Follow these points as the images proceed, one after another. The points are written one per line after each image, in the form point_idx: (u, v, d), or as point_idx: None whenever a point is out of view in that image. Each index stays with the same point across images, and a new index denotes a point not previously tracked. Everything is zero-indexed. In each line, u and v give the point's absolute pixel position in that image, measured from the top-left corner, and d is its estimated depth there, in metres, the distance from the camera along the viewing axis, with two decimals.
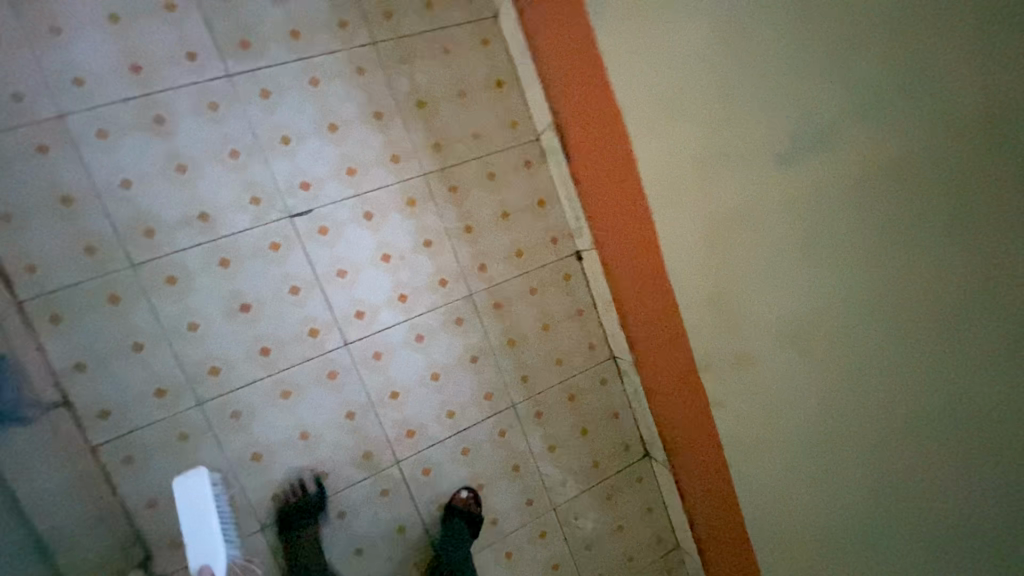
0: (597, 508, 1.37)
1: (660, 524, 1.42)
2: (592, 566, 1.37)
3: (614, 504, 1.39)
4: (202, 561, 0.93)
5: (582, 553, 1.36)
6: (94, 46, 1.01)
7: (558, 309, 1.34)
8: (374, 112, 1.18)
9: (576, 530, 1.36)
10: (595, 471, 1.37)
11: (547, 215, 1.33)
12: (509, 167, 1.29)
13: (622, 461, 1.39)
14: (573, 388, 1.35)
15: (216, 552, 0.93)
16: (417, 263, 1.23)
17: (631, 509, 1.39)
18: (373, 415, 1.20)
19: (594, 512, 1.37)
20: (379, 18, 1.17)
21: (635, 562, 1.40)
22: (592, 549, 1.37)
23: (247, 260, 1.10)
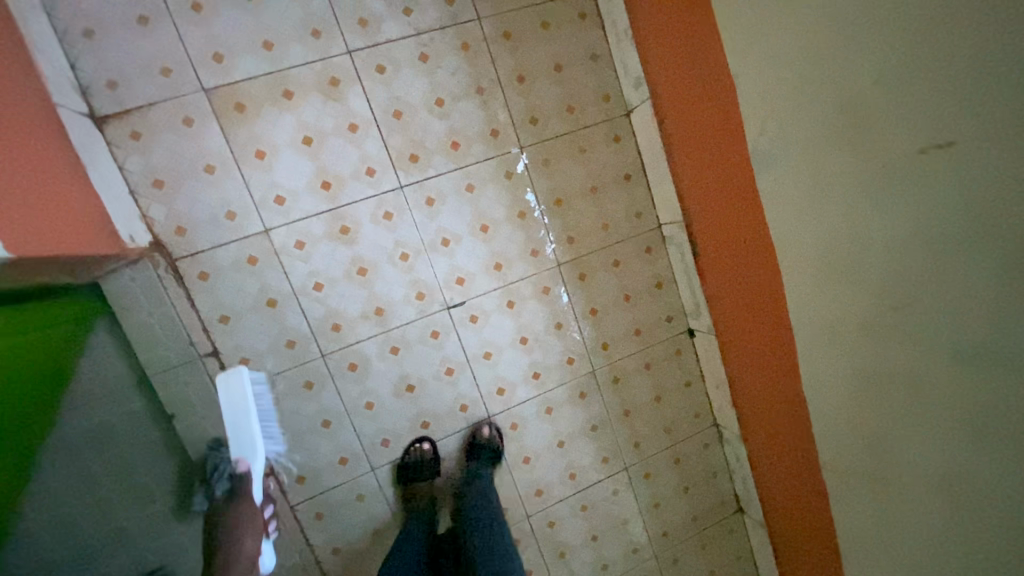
0: (693, 556, 1.53)
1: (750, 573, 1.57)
2: None
3: (710, 553, 1.55)
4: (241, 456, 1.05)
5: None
6: (292, 167, 1.13)
7: (671, 382, 1.46)
8: (520, 212, 1.29)
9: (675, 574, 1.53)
10: (693, 524, 1.53)
11: (666, 296, 1.42)
12: (633, 255, 1.39)
13: (718, 516, 1.53)
14: (680, 452, 1.48)
15: (252, 449, 1.05)
16: (550, 344, 1.35)
17: (724, 557, 1.55)
18: (510, 477, 1.36)
19: (691, 558, 1.53)
20: (527, 123, 1.26)
21: None
22: None
23: (412, 347, 1.25)
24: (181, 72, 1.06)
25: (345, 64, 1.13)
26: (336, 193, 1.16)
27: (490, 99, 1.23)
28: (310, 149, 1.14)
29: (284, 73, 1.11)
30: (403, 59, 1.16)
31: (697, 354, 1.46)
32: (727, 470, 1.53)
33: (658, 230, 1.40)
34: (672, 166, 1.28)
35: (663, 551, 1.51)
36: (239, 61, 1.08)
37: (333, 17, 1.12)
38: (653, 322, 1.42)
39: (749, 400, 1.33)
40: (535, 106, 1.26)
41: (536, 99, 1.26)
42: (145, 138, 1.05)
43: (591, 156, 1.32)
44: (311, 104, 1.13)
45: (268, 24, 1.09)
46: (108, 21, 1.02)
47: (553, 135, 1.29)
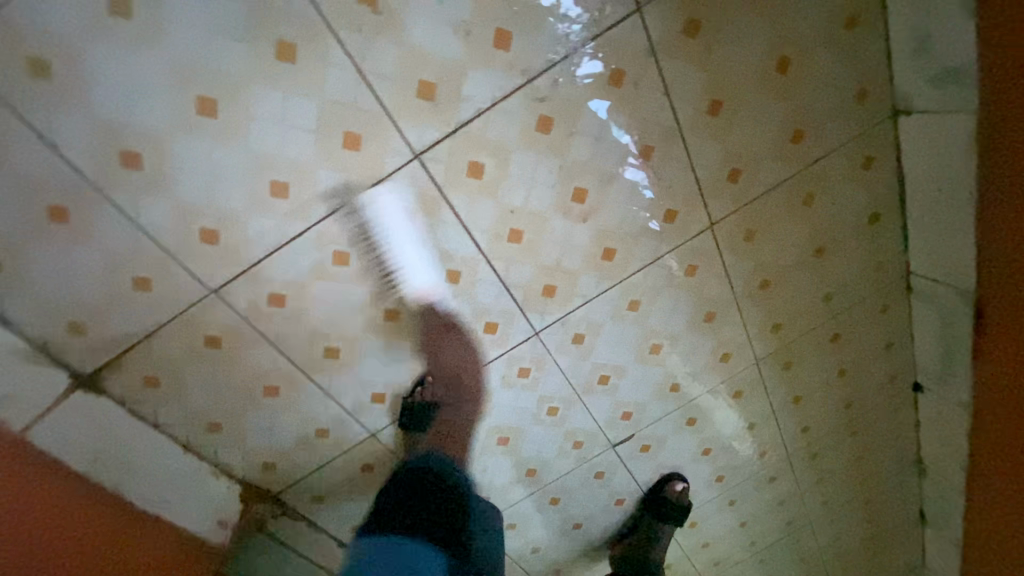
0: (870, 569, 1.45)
1: None
2: None
3: (888, 565, 1.45)
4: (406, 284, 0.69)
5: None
6: (379, 355, 0.74)
7: (876, 440, 1.17)
8: (707, 313, 0.86)
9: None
10: (873, 552, 1.41)
11: (894, 358, 1.03)
12: (860, 321, 0.95)
13: (906, 539, 1.39)
14: (872, 497, 1.28)
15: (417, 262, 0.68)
16: (738, 445, 1.05)
17: (905, 567, 1.45)
18: (689, 564, 1.24)
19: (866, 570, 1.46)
20: (724, 185, 0.73)
21: None
22: None
23: (575, 492, 1.00)
24: (167, 279, 0.62)
25: (417, 181, 0.63)
26: (452, 368, 0.77)
27: (662, 164, 0.70)
28: (399, 325, 0.72)
29: (323, 227, 0.63)
30: (510, 143, 0.64)
31: (918, 410, 1.12)
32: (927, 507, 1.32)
33: (906, 281, 0.92)
34: (978, 219, 0.73)
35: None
36: (247, 233, 0.61)
37: (374, 102, 0.58)
38: (871, 389, 1.07)
39: (983, 493, 1.03)
40: (738, 152, 0.71)
41: (741, 137, 0.70)
42: (168, 381, 0.68)
43: (820, 204, 0.80)
44: (380, 262, 0.67)
45: (268, 153, 0.58)
46: (11, 234, 0.57)
47: (764, 187, 0.76)
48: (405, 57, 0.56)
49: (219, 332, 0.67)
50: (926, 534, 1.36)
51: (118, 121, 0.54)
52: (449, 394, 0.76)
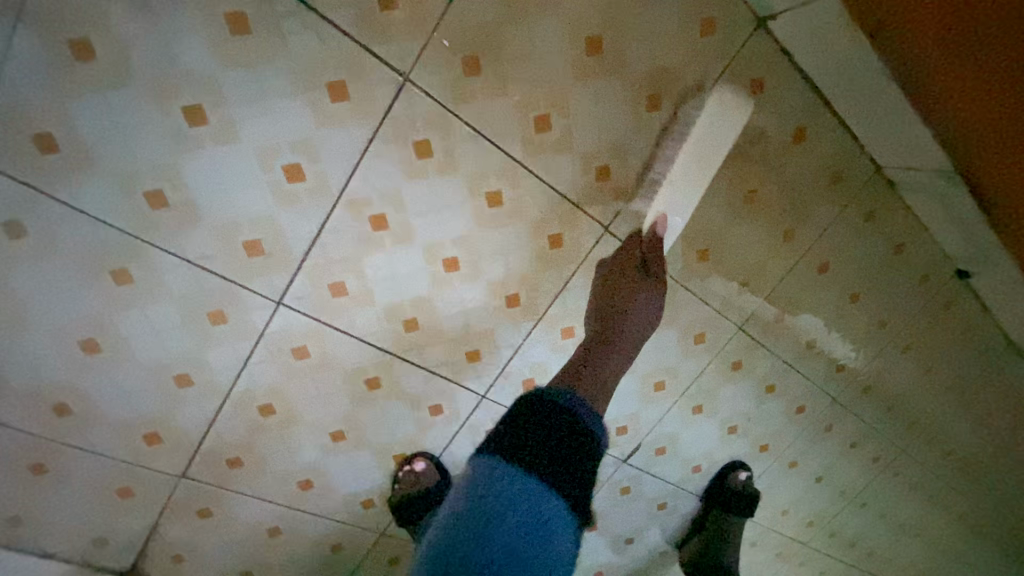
0: (1013, 467, 1.24)
1: None
2: (1003, 502, 1.32)
3: None
4: (128, 189, 0.55)
5: (994, 502, 1.32)
6: (349, 470, 0.78)
7: (943, 344, 0.99)
8: (655, 305, 0.79)
9: (986, 490, 1.28)
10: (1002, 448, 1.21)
11: (914, 258, 0.87)
12: (846, 239, 0.82)
13: None
14: (973, 399, 1.09)
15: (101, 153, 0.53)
16: (767, 411, 0.95)
17: None
18: (777, 535, 1.14)
19: (1009, 470, 1.25)
20: (598, 187, 0.68)
21: None
22: (1004, 493, 1.30)
23: (609, 512, 0.97)
24: (143, 481, 0.71)
25: (294, 322, 0.65)
26: (420, 455, 0.79)
27: (518, 200, 0.66)
28: (351, 441, 0.75)
29: (238, 394, 0.68)
30: (358, 253, 0.63)
31: (976, 295, 0.94)
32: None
33: (878, 177, 0.78)
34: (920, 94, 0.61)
35: (969, 487, 1.26)
36: (180, 424, 0.68)
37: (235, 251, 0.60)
38: (902, 298, 0.91)
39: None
40: (595, 150, 0.66)
41: (590, 136, 0.65)
42: (191, 555, 0.77)
43: (725, 152, 0.70)
44: (303, 400, 0.70)
45: (160, 359, 0.64)
46: (7, 501, 0.67)
47: (647, 168, 0.68)
48: (220, 230, 0.59)
49: (207, 504, 0.74)
50: None
51: (24, 385, 0.62)
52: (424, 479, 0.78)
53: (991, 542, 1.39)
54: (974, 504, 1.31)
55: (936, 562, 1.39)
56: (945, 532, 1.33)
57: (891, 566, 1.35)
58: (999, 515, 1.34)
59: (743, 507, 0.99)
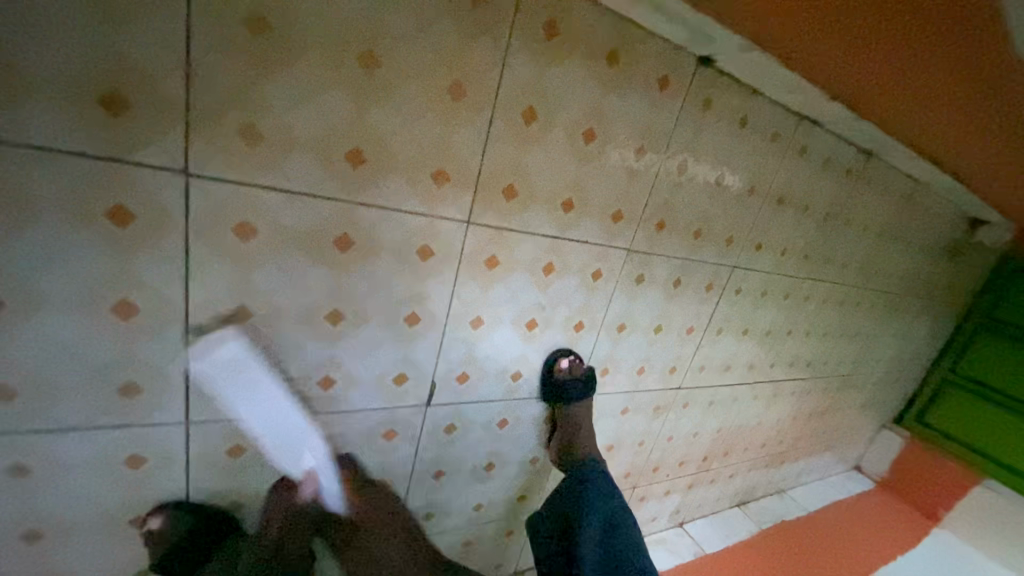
0: (840, 233, 1.28)
1: (885, 188, 1.33)
2: (847, 267, 1.39)
3: (852, 216, 1.28)
4: None
5: (838, 272, 1.37)
6: (76, 562, 0.64)
7: (720, 145, 0.90)
8: (338, 237, 0.63)
9: (827, 264, 1.32)
10: (823, 224, 1.22)
11: (638, 61, 0.73)
12: (537, 72, 0.67)
13: (846, 184, 1.19)
14: (777, 187, 1.05)
15: None
16: (562, 291, 0.86)
17: (866, 202, 1.29)
18: (646, 393, 1.13)
19: (838, 237, 1.29)
20: (124, 127, 0.48)
21: (874, 231, 1.39)
22: (845, 260, 1.36)
23: (448, 455, 0.90)
24: None
25: None
26: (151, 513, 0.66)
27: (6, 186, 0.45)
28: (50, 539, 0.61)
29: None
30: None
31: (728, 78, 0.84)
32: (829, 141, 1.09)
33: None
34: None
35: (810, 271, 1.28)
36: None
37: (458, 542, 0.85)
38: (649, 115, 0.78)
39: (846, 86, 0.82)
40: (72, 75, 0.45)
41: (48, 58, 0.43)
42: None
43: (287, 15, 0.51)
44: None
45: None
46: None
47: (183, 75, 0.49)
48: None
49: None
50: (849, 169, 1.18)
51: None
52: (166, 535, 0.66)
53: (846, 305, 1.50)
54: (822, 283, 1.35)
55: (807, 344, 1.48)
56: (805, 317, 1.39)
57: (770, 366, 1.42)
58: (845, 281, 1.42)
59: (580, 390, 0.95)
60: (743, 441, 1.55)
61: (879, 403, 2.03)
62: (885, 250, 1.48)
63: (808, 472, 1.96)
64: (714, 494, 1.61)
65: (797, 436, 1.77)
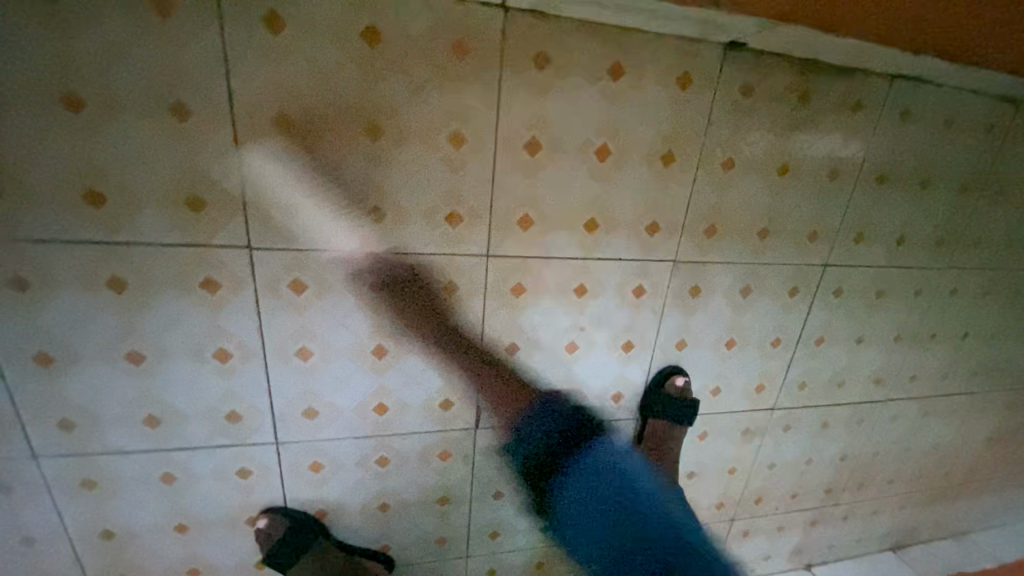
0: (995, 207, 0.99)
1: None
2: (1018, 250, 1.06)
3: (1013, 183, 0.98)
4: None
5: (1002, 256, 1.06)
6: (214, 547, 0.83)
7: (775, 133, 0.79)
8: (372, 282, 0.72)
9: (981, 249, 1.03)
10: (960, 198, 0.96)
11: (648, 67, 0.69)
12: (535, 104, 0.68)
13: (991, 147, 0.93)
14: (874, 166, 0.87)
15: None
16: (601, 311, 0.84)
17: None
18: (726, 415, 1.01)
19: (994, 211, 1.00)
20: (204, 220, 0.64)
21: None
22: (1012, 241, 1.04)
23: (505, 476, 0.93)
24: None
25: (63, 465, 0.71)
26: (260, 514, 0.83)
27: (141, 272, 0.64)
28: (197, 527, 0.81)
29: (69, 536, 0.75)
30: (49, 391, 0.67)
31: (772, 57, 0.73)
32: (948, 96, 0.86)
33: (516, 17, 0.63)
34: None
35: (952, 259, 1.01)
36: None
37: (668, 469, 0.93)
38: (674, 118, 0.73)
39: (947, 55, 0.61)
40: (169, 188, 0.61)
41: (154, 180, 0.61)
42: None
43: (304, 111, 0.61)
44: (120, 517, 0.76)
45: None
46: None
47: (238, 174, 0.63)
48: None
49: None
50: (992, 127, 0.91)
51: None
52: (274, 533, 0.82)
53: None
54: (978, 272, 1.05)
55: (969, 350, 1.15)
56: (956, 317, 1.09)
57: (911, 380, 1.14)
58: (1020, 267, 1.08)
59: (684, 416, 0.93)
60: (885, 472, 1.27)
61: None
62: None
63: (1003, 512, 1.51)
64: (850, 533, 1.34)
65: (973, 466, 1.38)
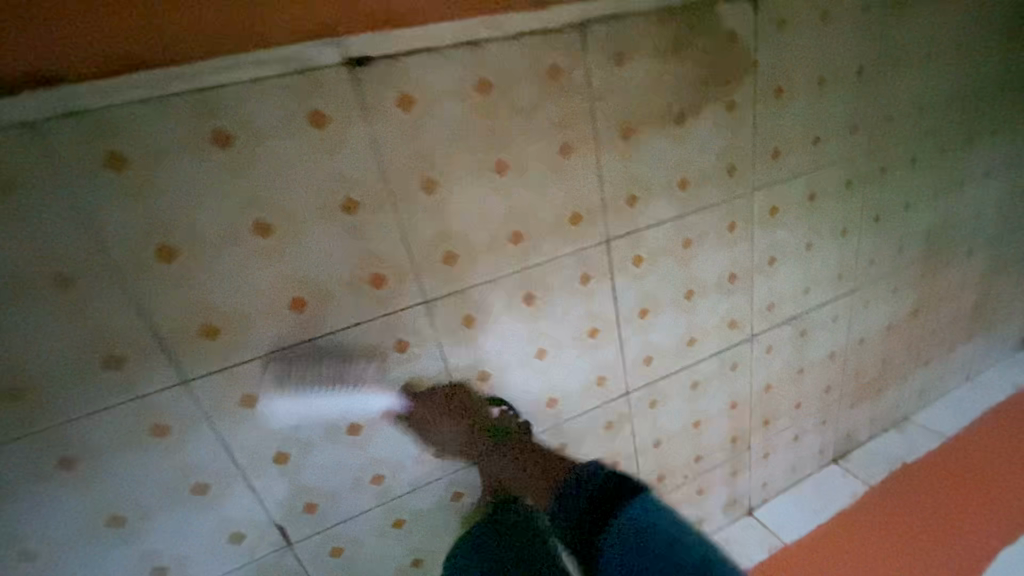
0: (778, 113, 0.90)
1: (839, 13, 0.89)
2: (826, 145, 0.98)
3: (789, 82, 0.89)
4: None
5: (811, 154, 0.97)
6: None
7: (472, 131, 0.68)
8: (61, 462, 0.63)
9: (784, 159, 0.95)
10: (732, 117, 0.86)
11: (259, 122, 0.58)
12: (140, 211, 0.57)
13: (743, 55, 0.83)
14: (615, 122, 0.77)
15: None
16: (368, 382, 0.75)
17: (806, 52, 0.88)
18: (576, 420, 0.94)
19: (779, 118, 0.91)
20: None
21: (853, 75, 0.95)
22: (815, 138, 0.96)
23: (353, 573, 0.85)
24: None
25: None
26: None
27: None
28: None
29: None
30: None
31: (418, 52, 0.62)
32: (665, 15, 0.75)
33: (48, 127, 0.51)
34: None
35: (753, 181, 0.93)
36: None
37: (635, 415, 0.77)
38: (328, 164, 0.62)
39: None
40: None
41: None
42: None
43: None
44: None
45: None
46: None
47: None
48: None
49: None
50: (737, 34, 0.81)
51: None
52: None
53: (863, 187, 1.07)
54: (791, 183, 0.98)
55: (821, 258, 1.09)
56: (790, 232, 1.02)
57: (773, 309, 1.07)
58: (835, 160, 1.01)
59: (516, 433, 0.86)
60: (788, 400, 1.22)
61: (1006, 262, 1.45)
62: (893, 86, 1.00)
63: (930, 384, 1.49)
64: (778, 466, 1.30)
65: (881, 359, 1.34)
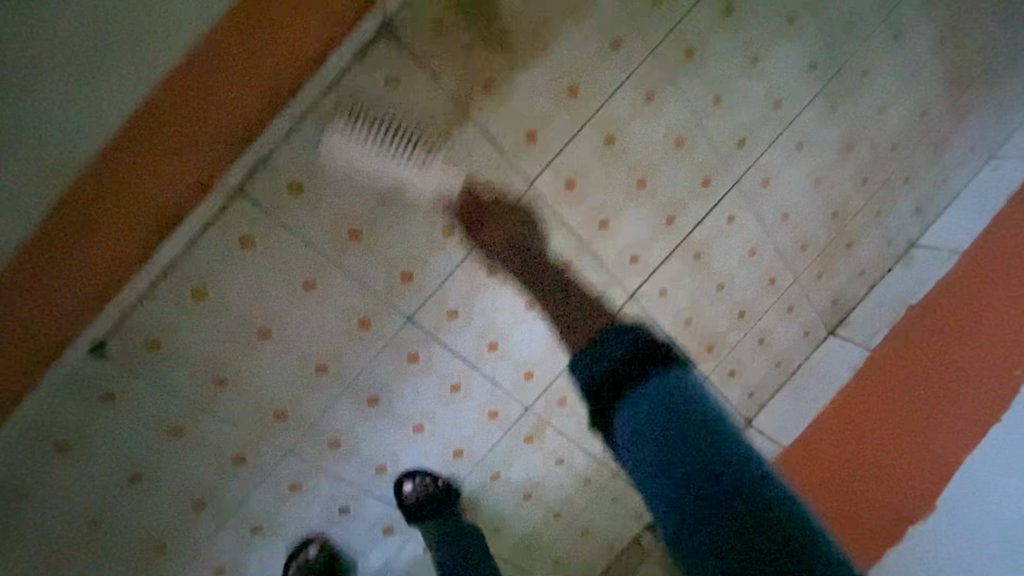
0: (505, 103, 0.81)
1: None
2: (591, 86, 0.85)
3: (494, 68, 0.79)
4: None
5: (578, 108, 0.85)
6: None
7: (221, 327, 0.78)
8: None
9: (547, 134, 0.85)
10: (457, 145, 0.81)
11: (72, 427, 0.75)
12: (56, 518, 0.78)
13: (419, 90, 0.75)
14: (337, 237, 0.79)
15: None
16: (295, 517, 0.94)
17: (492, 27, 0.76)
18: (491, 450, 1.04)
19: (510, 107, 0.82)
20: None
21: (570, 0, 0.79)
22: (569, 91, 0.84)
23: None
24: None
25: None
26: None
27: None
28: None
29: None
30: None
31: (131, 309, 0.72)
32: (307, 122, 0.71)
33: None
34: None
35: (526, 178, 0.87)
36: None
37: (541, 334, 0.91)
38: (140, 418, 0.78)
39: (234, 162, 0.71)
40: None
41: None
42: None
43: None
44: None
45: None
46: None
47: None
48: None
49: None
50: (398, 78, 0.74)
51: None
52: None
53: (674, 85, 0.91)
54: (576, 147, 0.88)
55: (670, 181, 0.97)
56: (611, 187, 0.93)
57: (640, 261, 1.01)
58: (616, 90, 0.87)
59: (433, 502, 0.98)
60: (723, 317, 1.14)
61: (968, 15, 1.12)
62: None
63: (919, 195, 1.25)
64: (755, 372, 1.24)
65: (829, 216, 1.16)
